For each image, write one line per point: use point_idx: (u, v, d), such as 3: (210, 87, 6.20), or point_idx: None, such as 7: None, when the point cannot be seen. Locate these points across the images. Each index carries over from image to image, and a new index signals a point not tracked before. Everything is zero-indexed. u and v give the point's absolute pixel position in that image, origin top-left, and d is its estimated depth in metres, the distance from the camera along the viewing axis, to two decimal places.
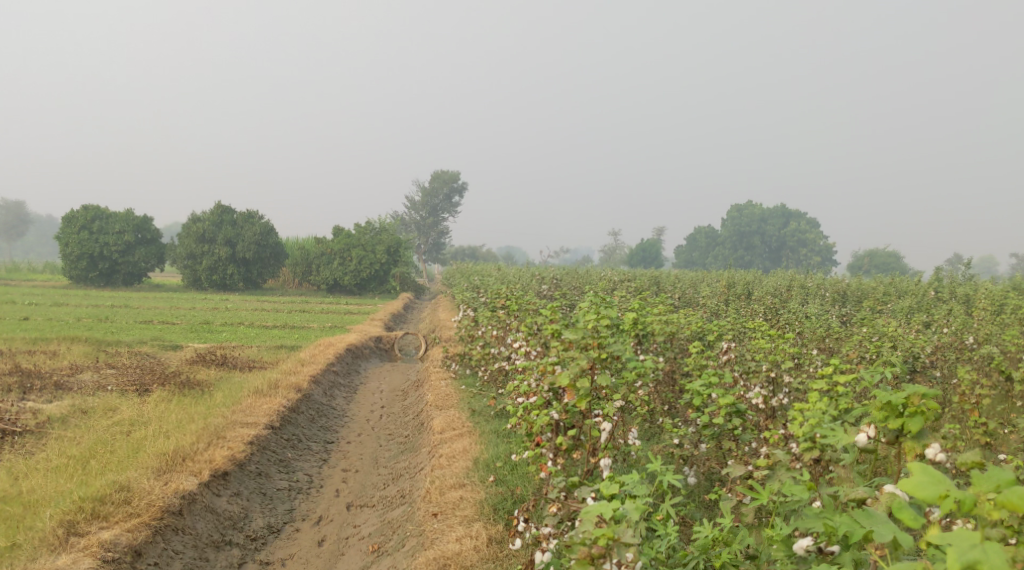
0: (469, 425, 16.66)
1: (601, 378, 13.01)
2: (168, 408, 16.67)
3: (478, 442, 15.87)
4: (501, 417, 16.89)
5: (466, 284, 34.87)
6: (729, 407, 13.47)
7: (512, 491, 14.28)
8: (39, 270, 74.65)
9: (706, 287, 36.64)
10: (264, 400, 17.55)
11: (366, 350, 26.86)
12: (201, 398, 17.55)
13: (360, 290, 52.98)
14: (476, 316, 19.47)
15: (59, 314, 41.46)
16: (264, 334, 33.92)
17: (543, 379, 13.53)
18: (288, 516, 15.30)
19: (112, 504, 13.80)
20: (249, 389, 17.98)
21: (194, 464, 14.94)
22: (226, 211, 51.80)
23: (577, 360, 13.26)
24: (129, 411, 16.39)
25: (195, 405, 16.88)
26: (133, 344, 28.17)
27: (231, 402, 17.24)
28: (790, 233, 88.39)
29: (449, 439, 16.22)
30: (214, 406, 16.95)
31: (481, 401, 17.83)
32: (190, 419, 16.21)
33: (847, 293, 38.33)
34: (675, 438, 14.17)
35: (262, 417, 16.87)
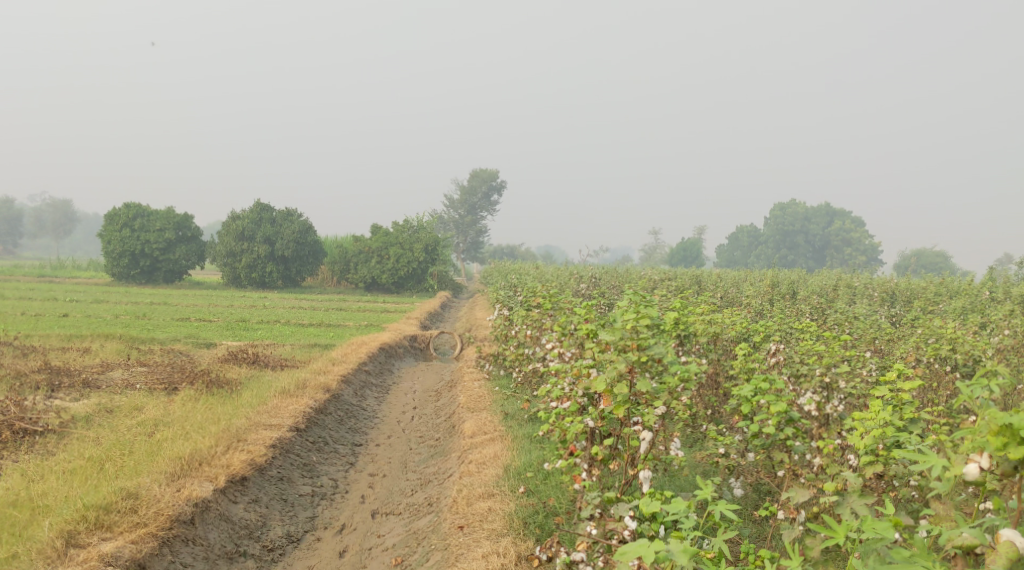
0: (501, 429, 16.09)
1: (640, 384, 12.38)
2: (195, 407, 16.27)
3: (510, 448, 15.28)
4: (535, 422, 16.27)
5: (504, 282, 34.31)
6: (781, 415, 12.77)
7: (543, 503, 13.62)
8: (84, 268, 75.10)
9: (749, 286, 35.80)
10: (290, 401, 17.07)
11: (401, 349, 26.38)
12: (228, 398, 17.12)
13: (398, 288, 52.61)
14: (510, 315, 18.88)
15: (97, 310, 41.45)
16: (301, 333, 33.56)
17: (578, 383, 12.94)
18: (309, 525, 14.77)
19: (117, 514, 13.20)
20: (276, 388, 17.52)
21: (210, 469, 14.47)
22: (265, 209, 51.65)
23: (615, 363, 12.60)
24: (154, 411, 16.00)
25: (221, 405, 16.45)
26: (169, 342, 27.91)
27: (256, 403, 16.77)
28: (834, 232, 86.87)
29: (479, 444, 15.69)
30: (239, 406, 16.51)
31: (514, 404, 17.19)
32: (214, 419, 15.80)
33: (896, 293, 37.23)
34: (721, 447, 13.51)
35: (287, 418, 16.39)
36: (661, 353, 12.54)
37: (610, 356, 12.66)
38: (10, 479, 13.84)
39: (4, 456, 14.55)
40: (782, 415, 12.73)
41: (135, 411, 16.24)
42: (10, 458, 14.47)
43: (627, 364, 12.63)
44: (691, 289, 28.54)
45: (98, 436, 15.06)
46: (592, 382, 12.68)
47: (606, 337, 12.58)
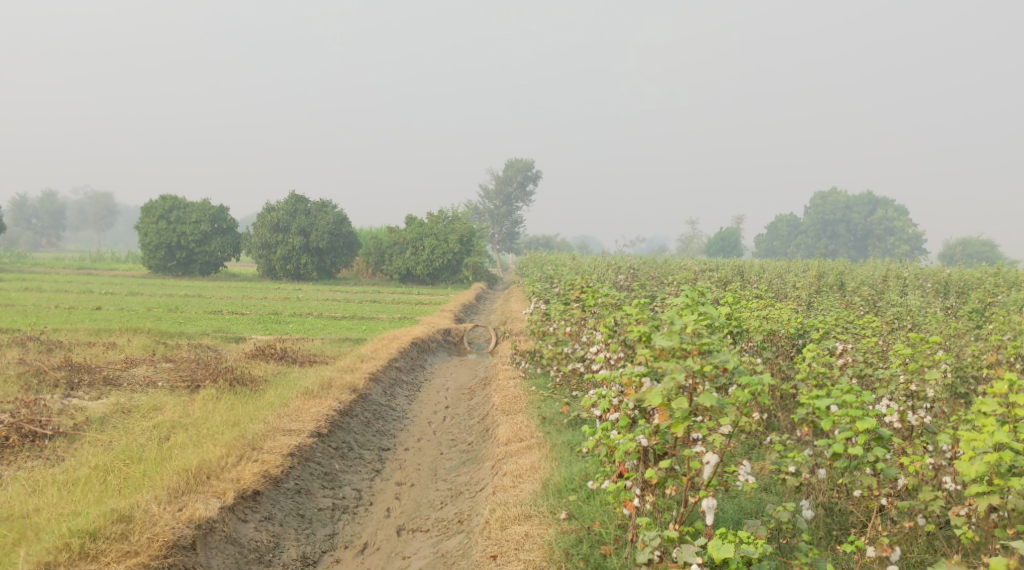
0: (537, 436, 15.13)
1: (702, 399, 11.37)
2: (215, 408, 15.49)
3: (549, 460, 14.32)
4: (576, 427, 15.28)
5: (540, 273, 33.23)
6: (868, 432, 11.73)
7: (588, 529, 12.68)
8: (122, 260, 74.84)
9: (794, 277, 34.47)
10: (314, 403, 16.16)
11: (434, 343, 25.45)
12: (251, 397, 16.30)
13: (433, 280, 51.76)
14: (548, 310, 17.88)
15: (130, 303, 40.95)
16: (334, 326, 32.73)
17: (629, 395, 11.98)
18: (327, 544, 13.86)
19: (105, 541, 12.27)
20: (299, 389, 16.64)
21: (218, 484, 13.56)
22: (300, 200, 50.91)
23: (673, 373, 11.53)
24: (171, 412, 15.24)
25: (242, 407, 15.65)
26: (197, 335, 27.14)
27: (277, 405, 15.89)
28: (876, 221, 84.99)
29: (515, 453, 14.78)
30: (259, 408, 15.68)
31: (552, 407, 16.17)
32: (230, 424, 14.97)
33: (947, 282, 35.84)
34: (789, 465, 12.41)
35: (308, 423, 15.51)
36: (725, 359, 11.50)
37: (666, 363, 11.63)
38: (11, 489, 13.07)
39: (11, 463, 13.80)
40: (868, 433, 11.69)
41: (152, 412, 15.45)
42: (16, 466, 13.72)
43: (688, 372, 11.62)
44: (735, 280, 27.38)
45: (111, 442, 14.32)
46: (647, 395, 11.62)
47: (664, 344, 11.57)
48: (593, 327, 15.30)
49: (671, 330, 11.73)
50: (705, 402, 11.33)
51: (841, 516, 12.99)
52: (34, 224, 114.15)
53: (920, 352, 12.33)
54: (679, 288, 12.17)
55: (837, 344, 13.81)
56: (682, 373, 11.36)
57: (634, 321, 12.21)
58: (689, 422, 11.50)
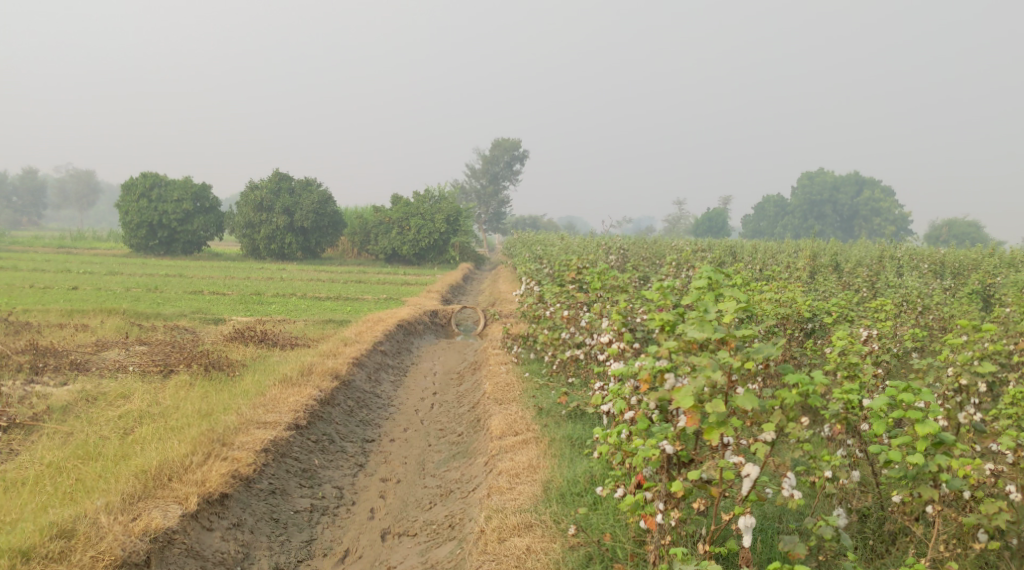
0: (535, 429, 14.26)
1: (743, 401, 10.65)
2: (186, 396, 14.62)
3: (548, 458, 13.45)
4: (577, 419, 14.45)
5: (530, 253, 32.30)
6: (929, 438, 11.01)
7: (599, 544, 11.84)
8: (103, 239, 73.38)
9: (787, 258, 33.62)
10: (292, 392, 15.21)
11: (421, 326, 24.51)
12: (226, 383, 15.40)
13: (419, 260, 50.71)
14: (543, 292, 16.96)
15: (107, 283, 39.83)
16: (316, 307, 31.68)
17: (651, 394, 11.19)
18: (304, 552, 12.90)
19: (41, 561, 11.30)
20: (277, 376, 15.68)
21: (181, 488, 12.56)
22: (284, 178, 49.73)
23: (704, 372, 10.80)
24: (139, 400, 14.37)
25: (216, 394, 14.78)
26: (173, 317, 26.08)
27: (253, 393, 14.97)
28: (863, 202, 84.30)
29: (511, 448, 13.91)
30: (233, 396, 14.78)
31: (548, 397, 15.26)
32: (199, 417, 14.01)
33: (942, 263, 35.10)
34: (827, 470, 11.59)
35: (286, 414, 14.59)
36: (767, 352, 10.82)
37: (696, 358, 10.89)
38: None
39: None
40: (928, 438, 11.01)
41: (118, 399, 14.54)
42: None
43: (722, 367, 10.89)
44: (730, 261, 26.52)
45: (70, 435, 13.44)
46: (676, 395, 10.82)
47: (697, 335, 10.82)
48: (597, 315, 14.45)
49: (701, 322, 10.98)
50: (745, 405, 10.62)
51: (878, 526, 12.30)
52: (15, 203, 112.31)
53: (968, 342, 11.73)
54: (703, 275, 11.43)
55: (865, 330, 13.19)
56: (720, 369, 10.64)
57: (656, 309, 11.45)
58: (724, 428, 10.78)
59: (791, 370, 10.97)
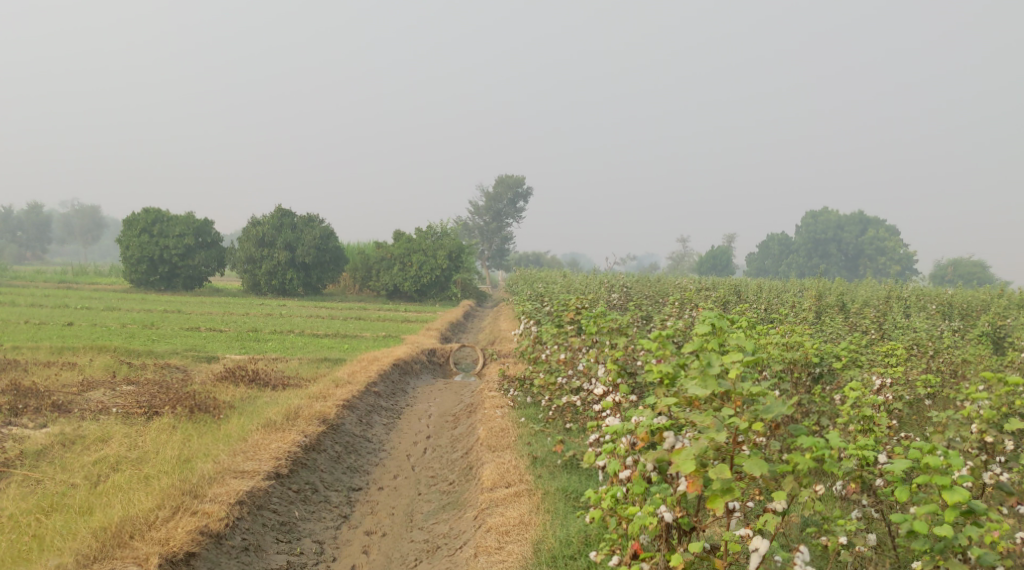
0: (529, 480, 13.65)
1: (751, 467, 10.22)
2: (165, 441, 14.10)
3: (541, 514, 12.84)
4: (573, 470, 13.87)
5: (533, 291, 31.73)
6: (956, 507, 10.46)
7: None
8: (106, 273, 72.98)
9: (792, 297, 33.09)
10: (275, 438, 14.63)
11: (418, 365, 23.94)
12: (209, 427, 14.88)
13: (420, 296, 50.21)
14: (540, 334, 16.42)
15: (104, 319, 39.36)
16: (314, 344, 31.11)
17: (648, 455, 10.81)
18: None
19: None
20: (260, 420, 15.11)
21: (142, 547, 11.92)
22: (286, 214, 49.39)
23: (707, 435, 10.41)
24: (115, 446, 13.87)
25: (196, 440, 14.26)
26: (166, 354, 25.55)
27: (234, 439, 14.42)
28: (867, 241, 83.88)
29: (502, 501, 13.30)
30: (212, 442, 14.23)
31: (543, 444, 14.67)
32: (174, 466, 13.45)
33: (950, 303, 34.53)
34: (842, 535, 11.01)
35: (266, 462, 14.00)
36: (775, 411, 10.38)
37: (698, 419, 10.58)
38: None
39: None
40: (957, 507, 10.46)
41: (95, 444, 14.04)
42: None
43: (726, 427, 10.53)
44: (735, 301, 25.98)
45: (40, 483, 12.95)
46: (677, 458, 10.39)
47: (698, 392, 10.46)
48: (594, 361, 13.94)
49: (704, 380, 10.59)
50: (753, 471, 10.20)
51: None
52: (19, 236, 112.04)
53: (989, 396, 11.25)
54: (705, 324, 11.07)
55: (878, 382, 12.81)
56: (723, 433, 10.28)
57: (656, 360, 11.09)
58: (729, 494, 10.35)
59: (806, 434, 10.45)
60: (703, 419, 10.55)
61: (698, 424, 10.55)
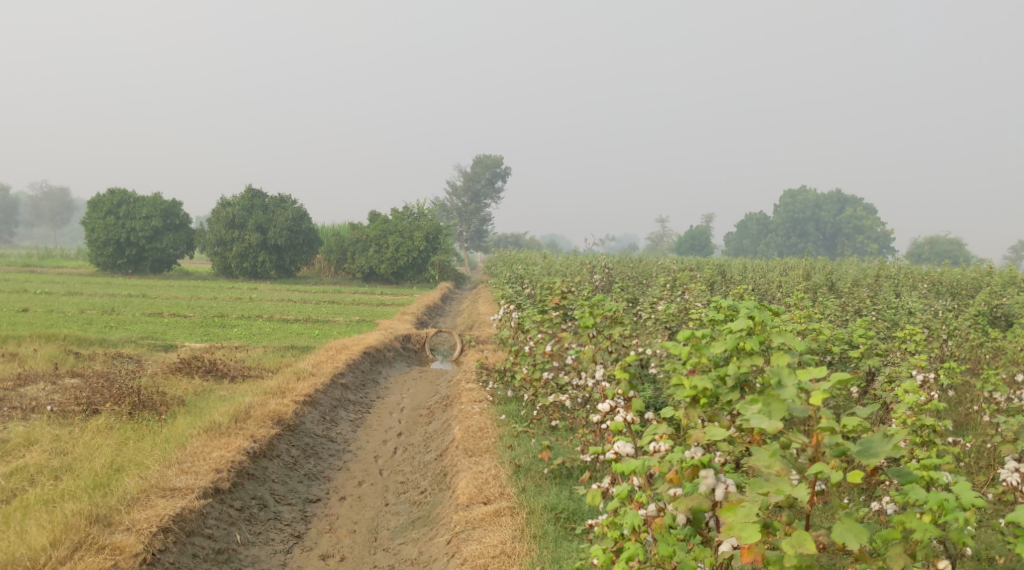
0: (514, 496, 12.23)
1: (847, 538, 9.35)
2: (90, 450, 12.68)
3: (527, 542, 11.40)
4: (561, 481, 12.44)
5: (511, 273, 30.13)
6: None
7: None
8: (74, 257, 70.65)
9: (780, 276, 31.74)
10: (218, 445, 13.11)
11: (391, 352, 22.38)
12: (147, 430, 13.42)
13: (397, 279, 48.54)
14: (521, 320, 14.94)
15: (62, 304, 37.49)
16: (283, 331, 29.40)
17: (681, 503, 9.81)
18: None
19: None
20: (205, 423, 13.57)
21: None
22: (257, 194, 47.52)
23: (780, 491, 9.42)
24: (32, 457, 12.47)
25: (126, 448, 12.80)
26: (121, 342, 23.82)
27: (172, 446, 12.91)
28: (845, 220, 82.87)
29: (478, 524, 11.88)
30: (143, 451, 12.75)
31: (528, 450, 13.20)
32: (92, 485, 11.98)
33: (942, 281, 33.21)
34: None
35: (203, 475, 12.45)
36: (877, 451, 9.36)
37: (765, 463, 9.55)
38: None
39: None
40: None
41: (15, 451, 12.66)
42: None
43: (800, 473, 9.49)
44: (724, 283, 24.53)
45: None
46: (739, 523, 9.44)
47: (763, 425, 9.43)
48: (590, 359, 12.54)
49: (768, 409, 9.54)
50: (849, 542, 9.34)
51: None
52: None
53: None
54: (744, 322, 10.25)
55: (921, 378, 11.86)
56: (801, 489, 9.33)
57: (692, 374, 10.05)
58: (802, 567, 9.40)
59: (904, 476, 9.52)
60: (767, 459, 9.56)
61: (765, 469, 9.54)
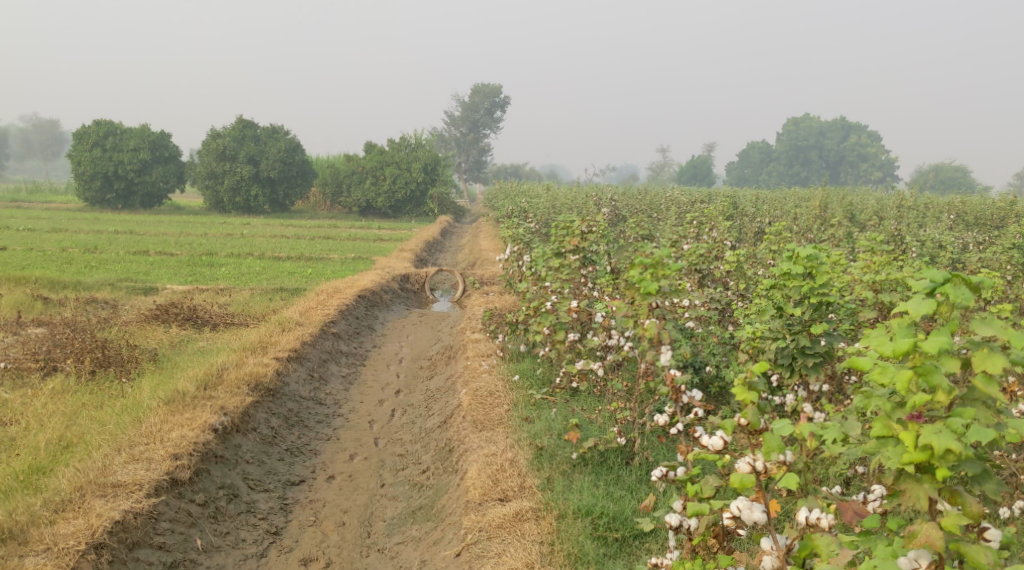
0: (538, 494, 10.70)
1: None
2: (32, 429, 11.29)
3: (551, 556, 9.91)
4: (589, 468, 10.97)
5: (514, 207, 28.43)
6: None
7: None
8: (63, 192, 68.72)
9: (796, 207, 30.03)
10: (180, 420, 11.60)
11: (388, 295, 20.66)
12: (102, 402, 11.97)
13: (395, 213, 46.69)
14: (544, 268, 13.25)
15: (44, 242, 35.66)
16: (275, 270, 27.63)
17: None
18: None
19: None
20: (168, 392, 12.04)
21: None
22: (249, 125, 45.45)
23: None
24: None
25: (74, 427, 11.40)
26: (98, 284, 22.07)
27: (128, 423, 11.45)
28: (849, 147, 80.78)
29: (491, 529, 10.35)
30: (92, 430, 11.34)
31: (551, 428, 11.68)
32: (22, 478, 10.56)
33: (966, 208, 31.41)
34: None
35: (159, 462, 10.93)
36: None
37: None
38: None
39: None
40: None
41: None
42: None
43: None
44: (743, 216, 22.82)
45: None
46: None
47: None
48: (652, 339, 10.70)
49: None
50: None
51: None
52: None
53: None
54: (925, 308, 8.48)
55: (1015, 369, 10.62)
56: None
57: (926, 431, 8.27)
58: None
59: None
60: None
61: None
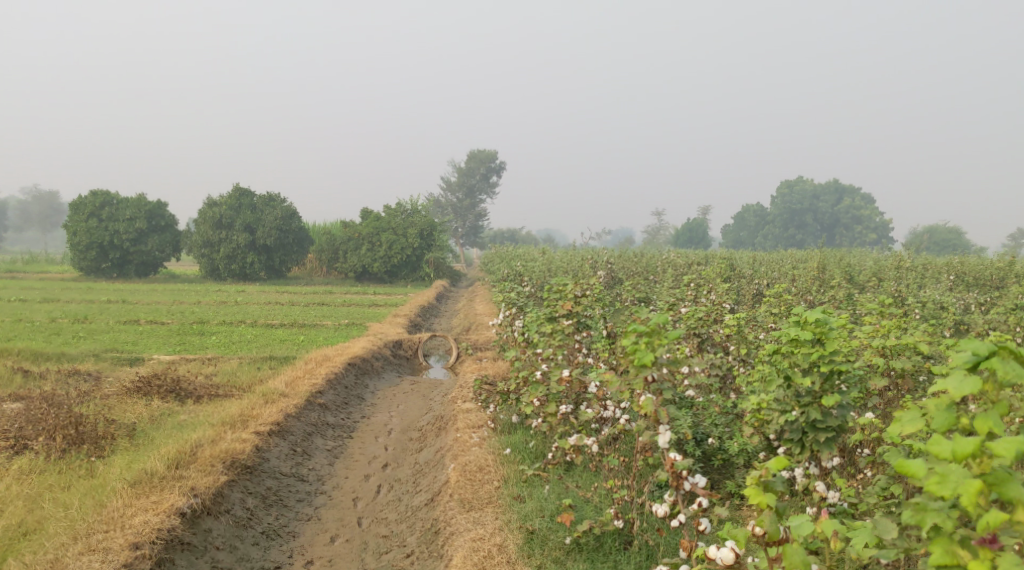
0: None
1: None
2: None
3: None
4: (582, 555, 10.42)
5: (509, 272, 27.95)
6: None
7: None
8: (58, 261, 68.21)
9: (794, 269, 29.56)
10: (145, 504, 11.13)
11: (379, 362, 20.10)
12: (64, 483, 11.56)
13: (390, 278, 46.25)
14: (535, 334, 12.68)
15: (34, 312, 35.12)
16: (266, 339, 27.03)
17: None
18: None
19: None
20: (135, 472, 11.55)
21: None
22: (246, 193, 45.14)
23: None
24: None
25: (33, 512, 11.02)
26: (82, 355, 21.48)
27: (88, 507, 11.06)
28: (844, 209, 80.71)
29: None
30: (50, 514, 10.99)
31: (543, 508, 11.09)
32: None
33: (967, 269, 30.94)
34: None
35: (116, 552, 10.55)
36: None
37: None
38: None
39: None
40: None
41: None
42: None
43: None
44: (743, 278, 22.33)
45: None
46: None
47: None
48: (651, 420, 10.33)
49: None
50: None
51: None
52: None
53: None
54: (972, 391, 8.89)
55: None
56: None
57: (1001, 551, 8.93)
58: None
59: None
60: None
61: None
